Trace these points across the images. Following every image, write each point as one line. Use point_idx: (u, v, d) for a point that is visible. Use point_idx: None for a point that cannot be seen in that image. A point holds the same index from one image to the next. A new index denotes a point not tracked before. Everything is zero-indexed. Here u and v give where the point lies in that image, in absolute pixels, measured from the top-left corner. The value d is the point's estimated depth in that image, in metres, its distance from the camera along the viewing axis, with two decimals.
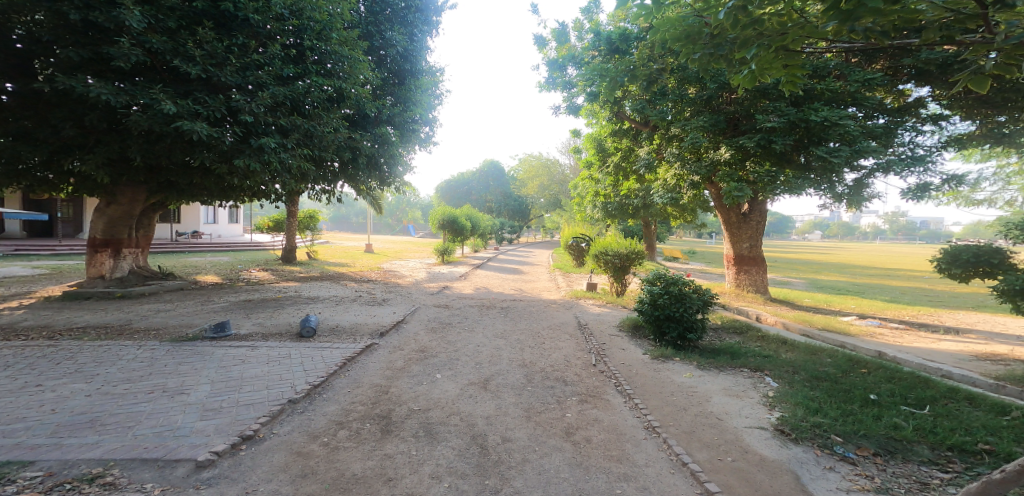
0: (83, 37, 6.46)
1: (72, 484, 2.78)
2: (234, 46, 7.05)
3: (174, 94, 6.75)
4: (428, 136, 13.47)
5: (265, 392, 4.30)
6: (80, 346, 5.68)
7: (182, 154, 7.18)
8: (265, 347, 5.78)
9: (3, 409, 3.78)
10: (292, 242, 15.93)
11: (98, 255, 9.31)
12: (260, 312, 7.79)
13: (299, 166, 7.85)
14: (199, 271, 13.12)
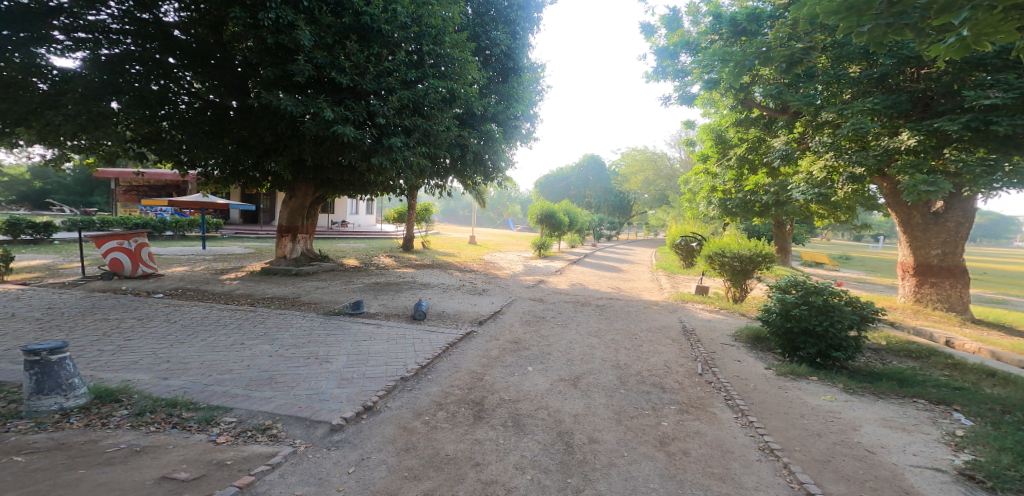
0: (276, 58, 7.52)
1: (251, 432, 3.39)
2: (371, 56, 7.86)
3: (331, 102, 7.74)
4: (529, 132, 13.67)
5: (385, 367, 4.78)
6: (269, 312, 6.94)
7: (337, 155, 8.24)
8: (388, 326, 6.45)
9: (213, 362, 4.75)
10: (411, 232, 17.40)
11: (282, 239, 11.07)
12: (386, 294, 8.69)
13: (418, 162, 8.54)
14: (343, 255, 15.06)
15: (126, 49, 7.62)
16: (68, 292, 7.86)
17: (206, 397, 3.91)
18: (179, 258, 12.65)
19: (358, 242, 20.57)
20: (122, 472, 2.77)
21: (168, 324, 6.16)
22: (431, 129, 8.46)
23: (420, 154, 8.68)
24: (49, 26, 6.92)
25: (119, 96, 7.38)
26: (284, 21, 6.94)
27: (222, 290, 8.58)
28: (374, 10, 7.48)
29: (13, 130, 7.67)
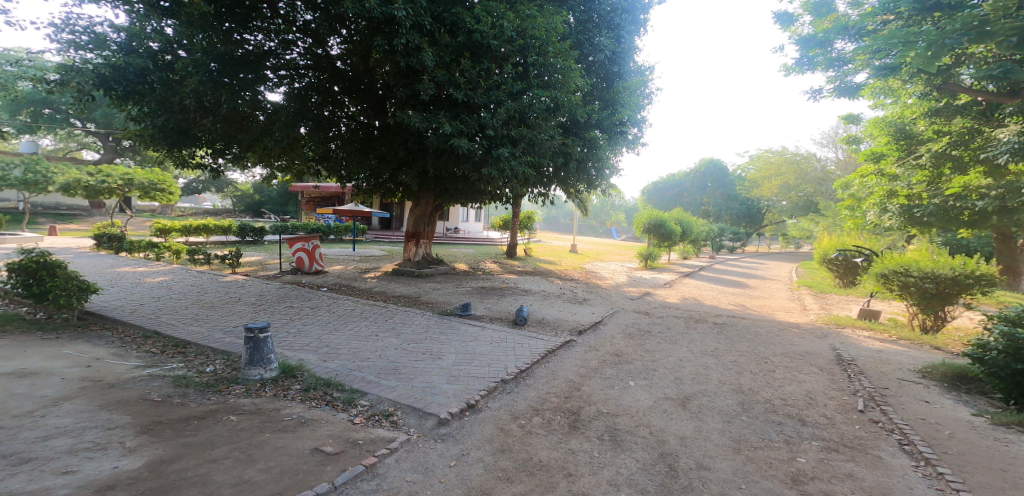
0: (407, 79, 8.38)
1: (378, 416, 3.78)
2: (481, 71, 8.28)
3: (448, 117, 8.29)
4: (637, 137, 13.16)
5: (488, 369, 4.97)
6: (396, 309, 7.68)
7: (454, 167, 8.87)
8: (492, 328, 6.72)
9: (355, 350, 5.41)
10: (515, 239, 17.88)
11: (408, 244, 12.23)
12: (492, 298, 9.05)
13: (523, 172, 8.82)
14: (456, 259, 16.14)
15: (308, 81, 8.95)
16: (263, 282, 9.71)
17: (349, 380, 4.47)
18: (336, 258, 14.71)
19: (468, 248, 21.80)
20: (289, 439, 3.30)
21: (328, 313, 7.18)
22: (536, 138, 8.68)
23: (526, 164, 8.93)
24: (263, 66, 8.26)
25: (307, 123, 8.93)
26: (410, 45, 7.68)
27: (367, 288, 9.74)
28: (483, 27, 7.90)
29: (242, 155, 9.82)
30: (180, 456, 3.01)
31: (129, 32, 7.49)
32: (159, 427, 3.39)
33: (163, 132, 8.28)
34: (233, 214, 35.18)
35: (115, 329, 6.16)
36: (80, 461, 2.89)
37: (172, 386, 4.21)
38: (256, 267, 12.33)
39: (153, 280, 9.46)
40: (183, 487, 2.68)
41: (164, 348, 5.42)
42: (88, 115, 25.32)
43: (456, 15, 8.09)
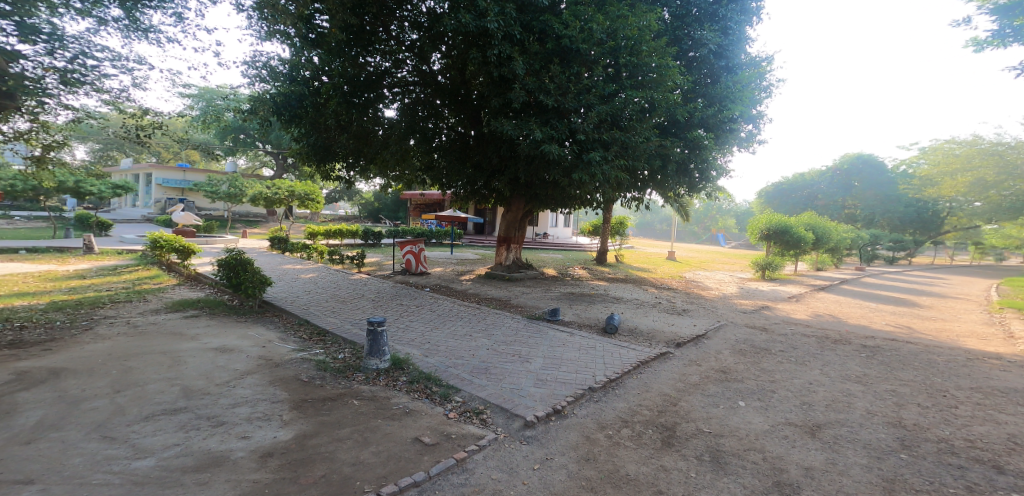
0: (497, 88, 8.62)
1: (470, 413, 3.93)
2: (571, 75, 8.26)
3: (539, 123, 8.35)
4: (750, 134, 12.01)
5: (575, 375, 4.90)
6: (488, 311, 7.94)
7: (544, 173, 8.91)
8: (581, 335, 6.60)
9: (451, 348, 5.70)
10: (606, 245, 17.43)
11: (499, 248, 12.53)
12: (581, 304, 8.94)
13: (616, 176, 8.54)
14: (544, 265, 16.24)
15: (414, 97, 9.68)
16: (381, 281, 10.73)
17: (445, 376, 4.72)
18: (436, 260, 15.71)
19: (557, 253, 21.78)
20: (396, 427, 3.58)
21: (431, 312, 7.68)
22: (630, 140, 8.36)
23: (618, 167, 8.63)
24: (379, 85, 9.07)
25: (415, 136, 9.66)
26: (501, 56, 7.94)
27: (465, 290, 10.20)
28: (572, 32, 7.88)
29: (366, 168, 10.92)
30: (317, 432, 3.42)
31: (291, 64, 8.67)
32: (306, 404, 3.91)
33: (314, 149, 9.75)
34: (359, 221, 39.26)
35: (276, 315, 7.32)
36: (253, 428, 3.45)
37: (316, 369, 4.84)
38: (377, 267, 13.70)
39: (305, 276, 11.00)
40: (316, 460, 3.04)
41: (311, 335, 6.25)
42: (268, 139, 30.38)
43: (545, 22, 8.09)
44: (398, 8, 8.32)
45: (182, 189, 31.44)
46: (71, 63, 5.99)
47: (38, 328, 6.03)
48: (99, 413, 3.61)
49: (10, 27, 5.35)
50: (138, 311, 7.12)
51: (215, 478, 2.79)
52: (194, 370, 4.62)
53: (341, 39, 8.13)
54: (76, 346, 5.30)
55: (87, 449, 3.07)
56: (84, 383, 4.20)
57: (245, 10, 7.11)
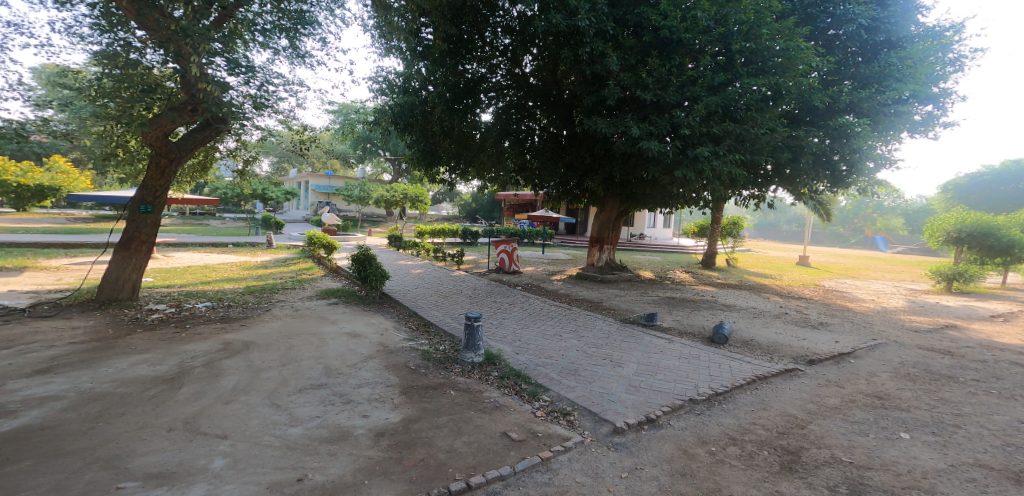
0: (592, 86, 8.48)
1: (557, 413, 3.92)
2: (673, 67, 7.78)
3: (636, 119, 8.06)
4: (928, 116, 10.04)
5: (673, 384, 4.63)
6: (578, 312, 7.83)
7: (642, 171, 8.58)
8: (682, 343, 6.19)
9: (541, 347, 5.73)
10: (714, 247, 16.18)
11: (592, 249, 12.26)
12: (681, 310, 8.39)
13: (729, 171, 7.83)
14: (639, 267, 15.57)
15: (507, 100, 9.87)
16: (477, 279, 11.18)
17: (534, 374, 4.77)
18: (528, 260, 15.91)
19: (656, 255, 20.66)
20: (487, 420, 3.71)
21: (522, 310, 7.81)
22: (746, 133, 7.65)
23: (733, 162, 7.91)
24: (476, 91, 9.41)
25: (508, 138, 9.98)
26: (596, 53, 7.76)
27: (558, 290, 10.16)
28: (672, 22, 7.43)
29: (465, 171, 11.32)
30: (420, 418, 3.68)
31: (403, 76, 9.36)
32: (412, 390, 4.23)
33: (423, 154, 10.41)
34: (461, 220, 41.19)
35: (391, 306, 8.04)
36: (372, 408, 3.83)
37: (421, 358, 5.22)
38: (474, 265, 14.28)
39: (414, 272, 11.91)
40: (417, 444, 3.27)
41: (417, 326, 6.76)
42: (387, 147, 33.45)
43: (640, 14, 7.89)
44: (492, 15, 8.65)
45: (327, 194, 36.22)
46: (259, 90, 7.10)
47: (238, 307, 7.35)
48: (269, 383, 4.29)
49: (224, 64, 6.49)
50: (301, 297, 8.30)
51: (341, 451, 3.14)
52: (331, 351, 5.27)
53: (444, 50, 8.62)
54: (260, 323, 6.39)
55: (259, 413, 3.67)
56: (262, 355, 5.04)
57: (368, 30, 7.90)
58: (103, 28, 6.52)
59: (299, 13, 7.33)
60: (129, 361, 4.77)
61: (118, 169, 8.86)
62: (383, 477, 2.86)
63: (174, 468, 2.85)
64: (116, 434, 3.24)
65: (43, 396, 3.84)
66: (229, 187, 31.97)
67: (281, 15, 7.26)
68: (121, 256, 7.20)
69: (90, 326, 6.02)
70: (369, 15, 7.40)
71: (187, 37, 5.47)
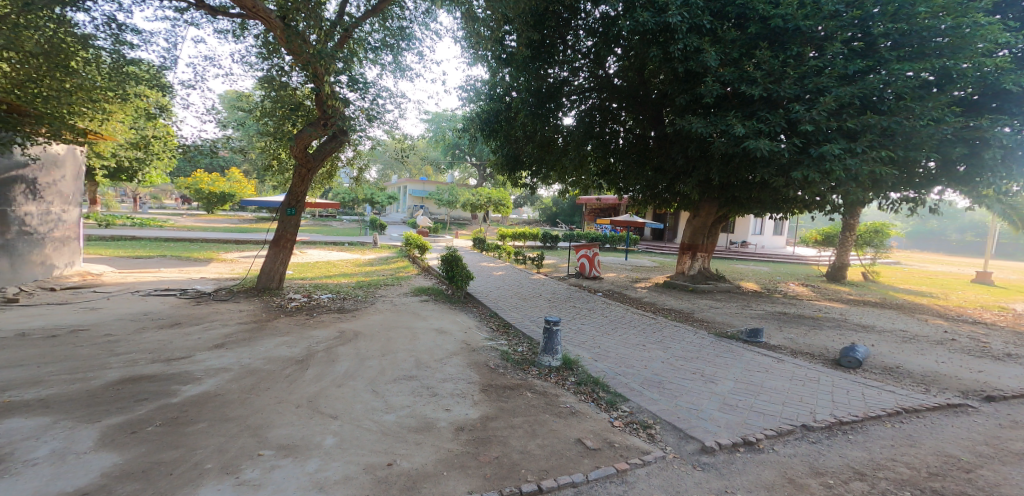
0: (686, 84, 8.02)
1: (637, 425, 3.77)
2: (789, 58, 7.17)
3: (741, 117, 7.45)
4: None
5: (780, 407, 4.21)
6: (665, 323, 7.43)
7: (747, 172, 7.95)
8: (793, 363, 5.58)
9: (623, 356, 5.55)
10: (844, 259, 14.34)
11: (683, 256, 11.59)
12: (793, 327, 7.56)
13: (874, 171, 6.72)
14: (741, 278, 14.29)
15: (590, 103, 9.66)
16: (556, 283, 11.13)
17: (614, 383, 4.63)
18: (610, 266, 15.42)
19: (761, 265, 18.85)
20: (562, 425, 3.68)
21: (603, 317, 7.63)
22: (895, 126, 6.72)
23: (879, 161, 6.84)
24: (559, 95, 9.40)
25: (593, 140, 9.84)
26: (689, 49, 7.33)
27: (644, 298, 9.73)
28: (786, 10, 6.90)
29: (547, 175, 11.28)
30: (497, 416, 3.76)
31: (489, 84, 9.71)
32: (491, 389, 4.34)
33: (506, 159, 10.55)
34: (541, 224, 41.22)
35: (476, 306, 8.30)
36: (454, 403, 3.99)
37: (500, 358, 5.33)
38: (553, 269, 14.26)
39: (496, 273, 12.20)
40: (493, 442, 3.35)
41: (498, 326, 6.91)
42: (473, 152, 34.97)
43: (744, 5, 7.32)
44: (574, 18, 8.78)
45: (422, 198, 38.65)
46: (371, 103, 7.82)
47: (349, 300, 8.11)
48: (371, 371, 4.67)
49: (345, 82, 7.28)
50: (398, 293, 8.91)
51: (426, 441, 3.32)
52: (422, 345, 5.60)
53: (527, 56, 8.76)
54: (366, 315, 7.00)
55: (363, 398, 4.02)
56: (368, 344, 5.52)
57: (459, 42, 8.33)
58: (265, 57, 7.68)
59: (402, 29, 7.95)
60: (273, 342, 5.51)
61: (273, 179, 10.19)
62: (460, 470, 2.97)
63: (298, 441, 3.22)
64: (261, 405, 3.76)
65: (215, 366, 4.58)
66: (346, 192, 36.58)
67: (387, 32, 7.93)
68: (272, 251, 8.30)
69: (251, 309, 7.10)
70: (459, 27, 7.82)
71: (321, 59, 6.21)
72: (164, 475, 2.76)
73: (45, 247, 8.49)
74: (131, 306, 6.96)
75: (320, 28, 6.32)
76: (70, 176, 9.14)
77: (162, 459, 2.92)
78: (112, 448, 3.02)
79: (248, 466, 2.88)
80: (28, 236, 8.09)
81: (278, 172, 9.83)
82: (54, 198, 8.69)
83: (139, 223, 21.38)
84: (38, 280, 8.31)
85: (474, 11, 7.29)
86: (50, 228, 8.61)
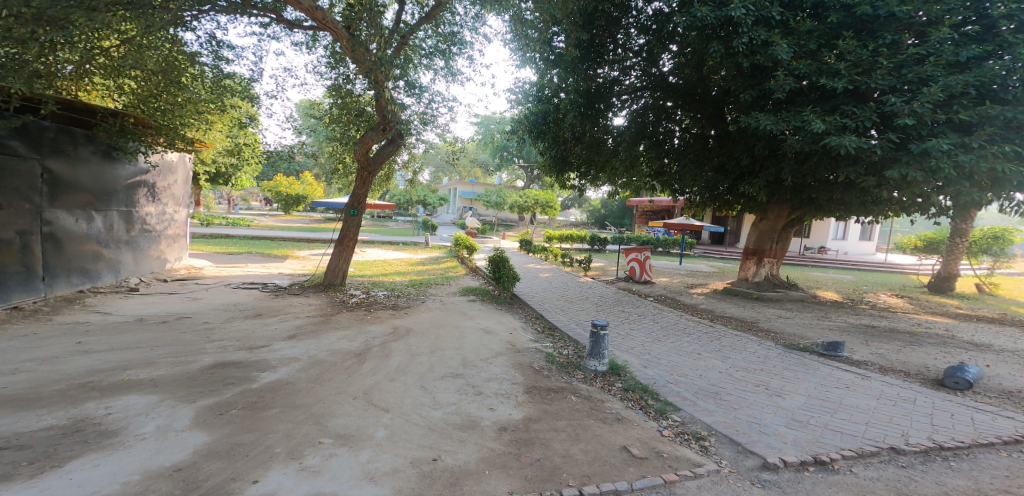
0: (752, 79, 7.58)
1: (688, 436, 3.62)
2: (883, 47, 6.62)
3: (822, 112, 6.93)
4: None
5: (864, 427, 3.88)
6: (725, 331, 7.07)
7: (826, 172, 7.36)
8: (879, 380, 5.11)
9: (674, 363, 5.35)
10: (953, 269, 12.87)
11: (748, 262, 10.99)
12: (882, 343, 6.90)
13: (986, 168, 6.02)
14: (819, 287, 13.26)
15: (644, 102, 9.40)
16: (605, 286, 10.94)
17: (665, 391, 4.47)
18: (663, 270, 14.92)
19: (843, 274, 17.43)
20: (607, 431, 3.60)
21: (654, 323, 7.39)
22: (1022, 115, 5.94)
23: (998, 157, 6.07)
24: (609, 95, 9.25)
25: (645, 141, 9.58)
26: (758, 41, 6.93)
27: (695, 304, 9.35)
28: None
29: (596, 177, 11.11)
30: (540, 418, 3.75)
31: (537, 86, 9.72)
32: (535, 391, 4.34)
33: (554, 161, 10.49)
34: (589, 226, 40.59)
35: (523, 307, 8.32)
36: (498, 403, 4.02)
37: (545, 360, 5.30)
38: (603, 272, 14.01)
39: (544, 276, 12.15)
40: (535, 444, 3.34)
41: (543, 329, 6.87)
42: (521, 154, 35.18)
43: None
44: (624, 16, 8.69)
45: (470, 200, 39.34)
46: (426, 107, 8.09)
47: (402, 298, 8.40)
48: (420, 367, 4.82)
49: (402, 87, 7.58)
50: (447, 293, 9.12)
51: (469, 439, 3.37)
52: (469, 344, 5.70)
53: (576, 56, 8.68)
54: (417, 313, 7.21)
55: (412, 393, 4.15)
56: (419, 341, 5.70)
57: (509, 45, 8.42)
58: (332, 66, 8.16)
59: (453, 34, 8.14)
60: (335, 335, 5.82)
61: (338, 182, 10.75)
62: (502, 470, 2.98)
63: (353, 432, 3.38)
64: (324, 395, 3.98)
65: (288, 356, 4.91)
66: (400, 194, 37.99)
67: (439, 38, 8.14)
68: (337, 250, 8.77)
69: (318, 304, 7.53)
70: (508, 29, 7.88)
71: (381, 65, 6.50)
72: (242, 456, 2.99)
73: (160, 243, 9.51)
74: (225, 297, 7.65)
75: (381, 37, 6.63)
76: (180, 180, 10.25)
77: (241, 441, 3.17)
78: (202, 428, 3.31)
79: (310, 453, 3.06)
80: (149, 232, 9.08)
81: (343, 175, 10.31)
82: (168, 200, 9.78)
83: (224, 222, 23.49)
84: (155, 272, 9.29)
85: (522, 14, 7.31)
86: (165, 226, 9.66)
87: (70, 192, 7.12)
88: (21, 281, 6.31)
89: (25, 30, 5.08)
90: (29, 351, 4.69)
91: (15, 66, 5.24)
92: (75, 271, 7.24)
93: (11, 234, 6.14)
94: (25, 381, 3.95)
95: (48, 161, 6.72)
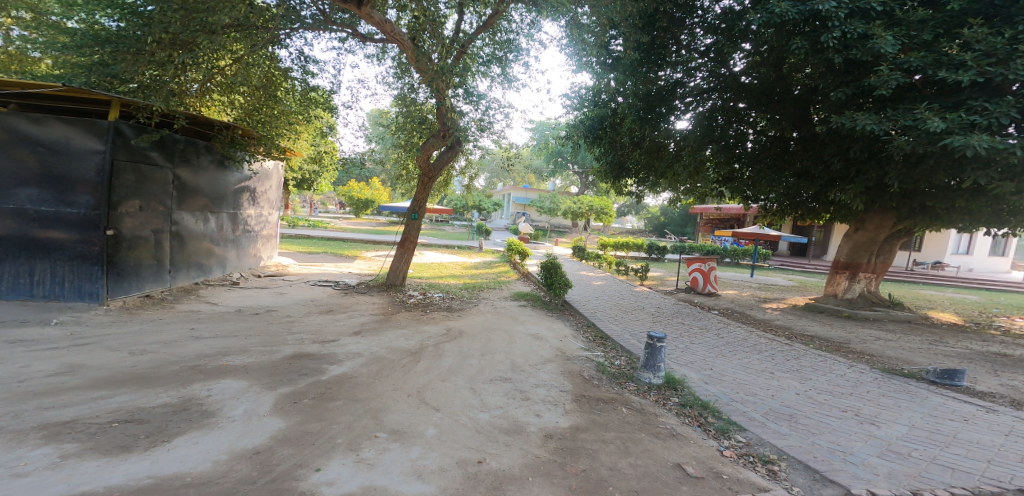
0: (846, 76, 6.93)
1: (753, 459, 3.39)
2: (1021, 35, 5.83)
3: (941, 108, 6.23)
4: None
5: (982, 465, 3.43)
6: (806, 351, 6.55)
7: (942, 177, 6.63)
8: (1008, 416, 4.48)
9: (741, 381, 5.04)
10: None
11: (837, 276, 10.17)
12: (1014, 374, 6.05)
13: None
14: (933, 307, 11.90)
15: (712, 104, 8.93)
16: (662, 296, 10.55)
17: (728, 409, 4.22)
18: (730, 283, 14.13)
19: (960, 293, 15.51)
20: (659, 446, 3.46)
21: (717, 337, 6.99)
22: None
23: None
24: (674, 97, 8.91)
25: (713, 145, 8.96)
26: (857, 34, 6.37)
27: (764, 319, 8.80)
28: None
29: (654, 184, 10.73)
30: (587, 428, 3.67)
31: (595, 90, 9.67)
32: (584, 400, 4.26)
33: (610, 166, 10.28)
34: (646, 234, 39.37)
35: (574, 314, 8.21)
36: (545, 409, 3.99)
37: (595, 369, 5.18)
38: (660, 281, 13.54)
39: (596, 283, 11.93)
40: (581, 454, 3.27)
41: (595, 338, 6.74)
42: (575, 160, 35.02)
43: None
44: (688, 16, 8.46)
45: (524, 206, 39.59)
46: (483, 114, 8.24)
47: (457, 300, 8.60)
48: (470, 369, 4.89)
49: (461, 93, 7.78)
50: (499, 297, 9.21)
51: (515, 444, 3.37)
52: (519, 349, 5.71)
53: (636, 59, 8.57)
54: (470, 316, 7.35)
55: (462, 394, 4.22)
56: (470, 343, 5.80)
57: (566, 51, 8.41)
58: (398, 76, 8.57)
59: (509, 41, 8.26)
60: (393, 333, 6.05)
61: (403, 187, 11.21)
62: (546, 477, 2.95)
63: (405, 428, 3.49)
64: (381, 390, 4.15)
65: (353, 351, 5.17)
66: (456, 199, 38.99)
67: (496, 46, 8.30)
68: (399, 251, 9.14)
69: (381, 303, 7.88)
70: (565, 33, 7.87)
71: (444, 74, 6.74)
72: (309, 444, 3.18)
73: (257, 242, 10.37)
74: (305, 293, 8.25)
75: (442, 46, 6.90)
76: (274, 185, 11.17)
77: (309, 429, 3.38)
78: (278, 414, 3.57)
79: (367, 445, 3.20)
80: (249, 232, 9.97)
81: (405, 181, 10.72)
82: (264, 204, 10.68)
83: (305, 223, 25.39)
84: (252, 268, 10.14)
85: (579, 19, 7.28)
86: (261, 226, 10.54)
87: (193, 197, 7.99)
88: (153, 272, 7.13)
89: (165, 54, 6.14)
90: (154, 335, 5.32)
91: (158, 87, 6.20)
92: (193, 266, 8.11)
93: (148, 232, 6.97)
94: (148, 361, 4.48)
95: (178, 169, 7.54)
